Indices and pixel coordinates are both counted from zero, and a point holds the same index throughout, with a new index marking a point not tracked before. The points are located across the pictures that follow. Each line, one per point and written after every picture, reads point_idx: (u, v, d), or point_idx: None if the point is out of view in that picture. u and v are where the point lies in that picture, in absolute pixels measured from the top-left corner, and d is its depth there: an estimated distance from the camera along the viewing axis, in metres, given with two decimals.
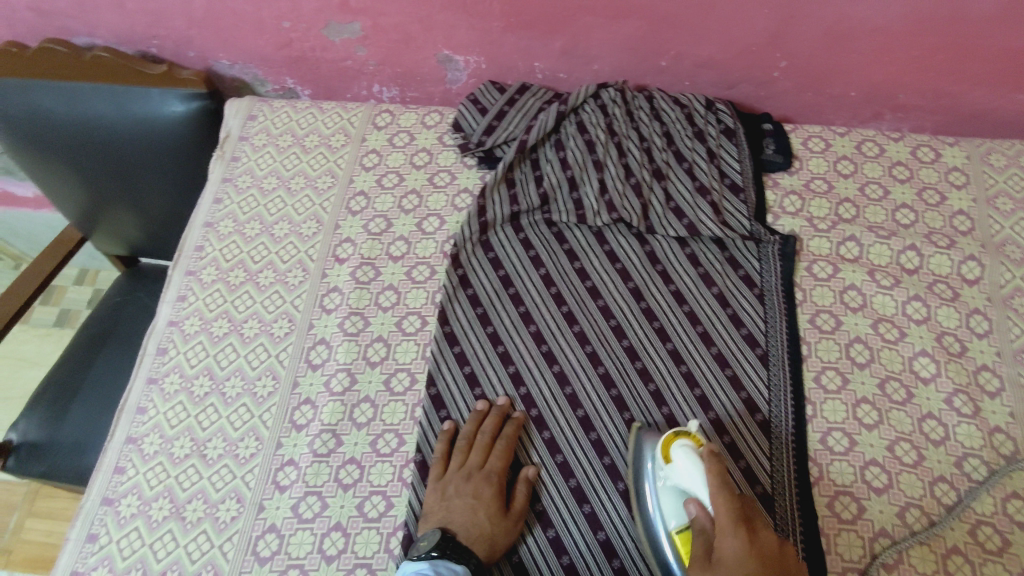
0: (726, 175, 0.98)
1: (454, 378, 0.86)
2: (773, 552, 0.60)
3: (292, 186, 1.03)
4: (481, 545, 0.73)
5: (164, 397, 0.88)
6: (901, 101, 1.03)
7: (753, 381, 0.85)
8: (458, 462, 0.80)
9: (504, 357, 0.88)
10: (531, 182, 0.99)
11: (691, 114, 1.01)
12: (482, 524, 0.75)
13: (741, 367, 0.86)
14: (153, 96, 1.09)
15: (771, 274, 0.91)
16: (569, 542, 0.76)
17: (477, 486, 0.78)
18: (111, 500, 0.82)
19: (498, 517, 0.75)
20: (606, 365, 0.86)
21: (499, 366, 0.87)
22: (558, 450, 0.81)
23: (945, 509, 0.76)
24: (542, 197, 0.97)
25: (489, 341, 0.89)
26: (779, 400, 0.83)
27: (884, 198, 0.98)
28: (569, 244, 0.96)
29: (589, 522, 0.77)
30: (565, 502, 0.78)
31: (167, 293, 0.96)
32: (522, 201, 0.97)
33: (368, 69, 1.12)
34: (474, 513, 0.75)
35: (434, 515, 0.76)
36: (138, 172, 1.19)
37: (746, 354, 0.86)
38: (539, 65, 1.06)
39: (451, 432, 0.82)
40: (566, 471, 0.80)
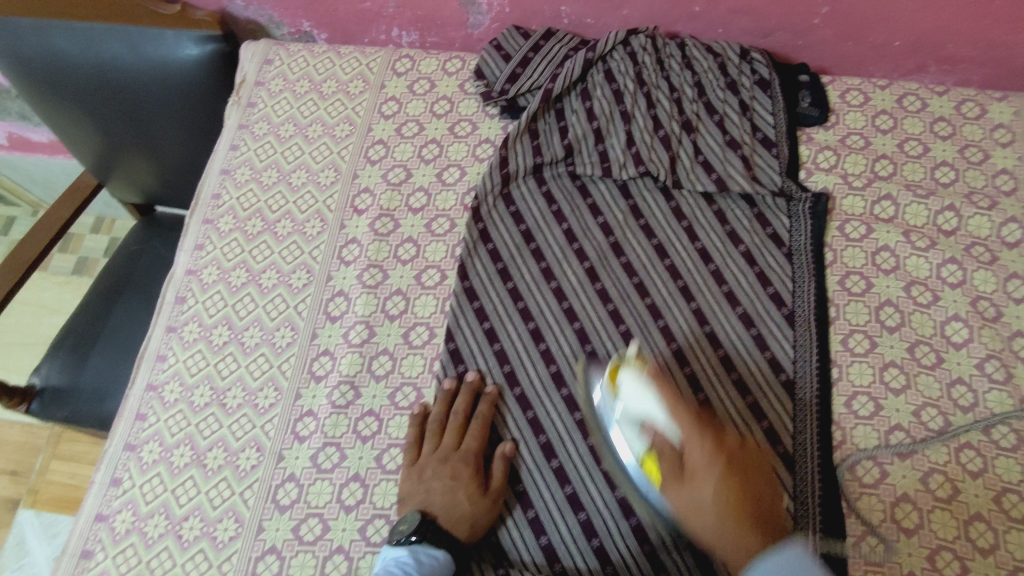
0: (759, 129, 0.93)
1: (474, 333, 0.85)
2: (736, 456, 0.67)
3: (310, 134, 1.01)
4: (463, 526, 0.73)
5: (184, 345, 0.88)
6: (948, 53, 0.97)
7: (778, 342, 0.83)
8: (432, 445, 0.78)
9: (524, 313, 0.86)
10: (556, 133, 0.95)
11: (724, 64, 0.96)
12: (462, 505, 0.74)
13: (766, 327, 0.84)
14: (167, 38, 1.05)
15: (801, 234, 0.88)
16: (586, 498, 0.76)
17: (455, 466, 0.76)
18: (133, 446, 0.82)
19: (477, 495, 0.75)
20: (628, 322, 0.85)
21: (519, 322, 0.86)
22: (577, 407, 0.80)
23: (970, 476, 0.75)
24: (566, 149, 0.94)
25: (509, 296, 0.87)
26: (804, 359, 0.81)
27: (923, 155, 0.93)
28: (593, 198, 0.93)
29: (607, 478, 0.76)
30: (583, 458, 0.78)
31: (184, 241, 0.95)
32: (546, 152, 0.94)
33: (387, 12, 1.07)
34: (453, 494, 0.74)
35: (411, 500, 0.75)
36: (153, 117, 1.16)
37: (771, 314, 0.84)
38: (565, 9, 1.01)
39: (422, 415, 0.80)
40: (585, 428, 0.79)
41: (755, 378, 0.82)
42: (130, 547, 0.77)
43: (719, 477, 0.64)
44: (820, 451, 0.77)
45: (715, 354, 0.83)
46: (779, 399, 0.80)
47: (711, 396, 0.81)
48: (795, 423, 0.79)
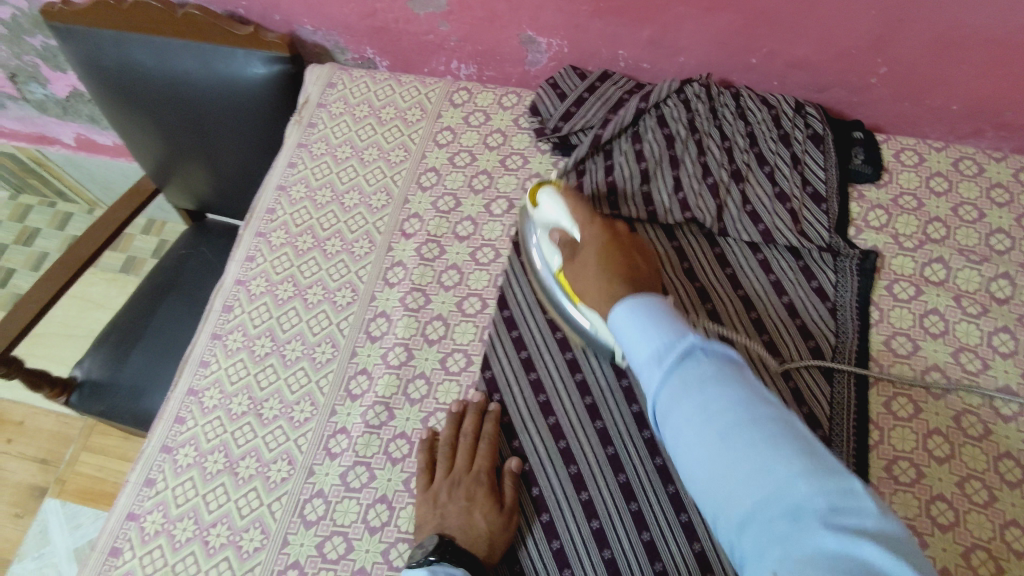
0: (809, 182, 0.93)
1: (511, 363, 0.85)
2: (625, 237, 0.81)
3: (365, 157, 1.04)
4: (481, 546, 0.71)
5: (227, 353, 0.90)
6: (1008, 119, 0.96)
7: (816, 397, 0.81)
8: (443, 469, 0.77)
9: (562, 343, 0.86)
10: (603, 168, 0.96)
11: (778, 116, 0.97)
12: (479, 525, 0.73)
13: (805, 380, 0.82)
14: (238, 56, 1.11)
15: (846, 290, 0.87)
16: (613, 536, 0.74)
17: (468, 488, 0.75)
18: (170, 448, 0.84)
19: (495, 515, 0.73)
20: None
21: (555, 352, 0.85)
22: (609, 442, 0.79)
23: (1015, 556, 0.72)
24: (613, 185, 0.94)
25: (547, 326, 0.87)
26: (843, 417, 0.79)
27: (978, 221, 0.92)
28: (636, 237, 0.93)
29: (635, 522, 0.74)
30: (613, 497, 0.76)
31: (236, 252, 0.98)
32: (593, 188, 0.95)
33: (449, 45, 1.11)
34: (470, 515, 0.73)
35: (428, 523, 0.74)
36: (215, 130, 1.21)
37: (813, 368, 0.83)
38: (622, 53, 1.03)
39: (431, 440, 0.80)
40: (617, 465, 0.77)
41: None
42: (157, 548, 0.78)
43: (602, 241, 0.80)
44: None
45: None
46: None
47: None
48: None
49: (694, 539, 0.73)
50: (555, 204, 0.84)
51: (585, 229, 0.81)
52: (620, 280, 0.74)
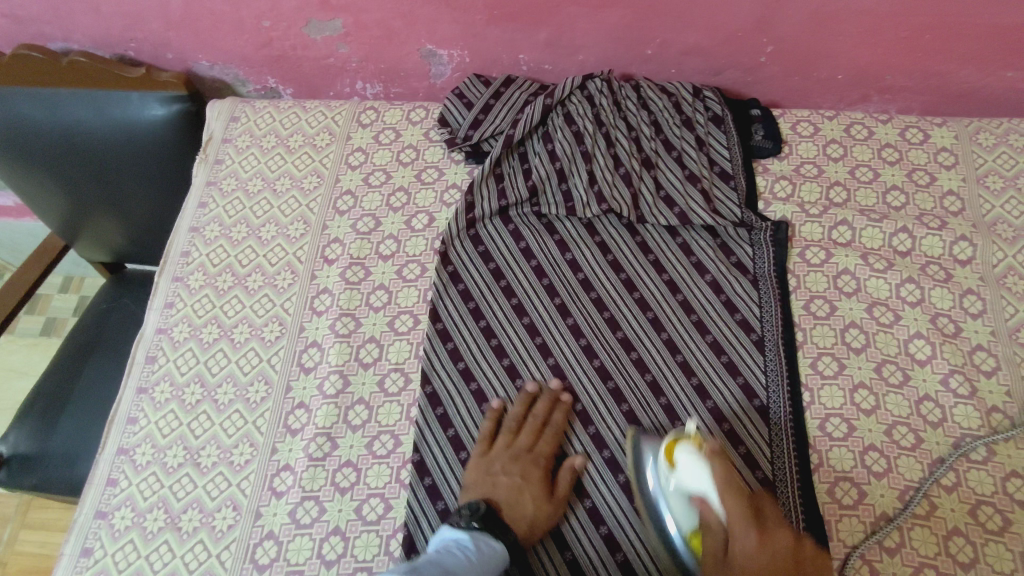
0: (715, 163, 0.97)
1: (449, 375, 0.85)
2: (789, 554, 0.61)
3: (278, 187, 1.02)
4: (524, 525, 0.74)
5: (156, 406, 0.87)
6: (889, 83, 1.03)
7: (749, 368, 0.84)
8: (505, 442, 0.81)
9: (498, 350, 0.87)
10: (519, 175, 0.97)
11: (679, 103, 1.00)
12: (527, 506, 0.76)
13: (737, 354, 0.85)
14: (133, 99, 1.08)
15: (764, 261, 0.91)
16: (572, 537, 0.76)
17: (525, 467, 0.78)
18: (104, 513, 0.80)
19: (540, 501, 0.76)
20: (601, 358, 0.86)
21: (493, 360, 0.87)
22: (557, 445, 0.81)
23: (945, 491, 0.76)
24: (531, 190, 0.96)
25: (482, 335, 0.88)
26: (776, 383, 0.83)
27: (874, 180, 0.97)
28: (560, 235, 0.95)
29: (591, 517, 0.77)
30: (566, 498, 0.78)
31: (154, 300, 0.95)
32: (511, 194, 0.96)
33: (351, 66, 1.10)
34: (520, 493, 0.76)
35: (478, 489, 0.77)
36: (120, 178, 1.17)
37: (741, 340, 0.86)
38: (523, 57, 1.05)
39: (500, 414, 0.83)
40: (566, 466, 0.80)
41: (731, 406, 0.82)
42: None
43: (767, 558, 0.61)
44: (798, 470, 0.77)
45: (689, 382, 0.84)
46: (756, 424, 0.81)
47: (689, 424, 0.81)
48: (772, 448, 0.79)
49: None
50: (697, 472, 0.68)
51: (740, 540, 0.62)
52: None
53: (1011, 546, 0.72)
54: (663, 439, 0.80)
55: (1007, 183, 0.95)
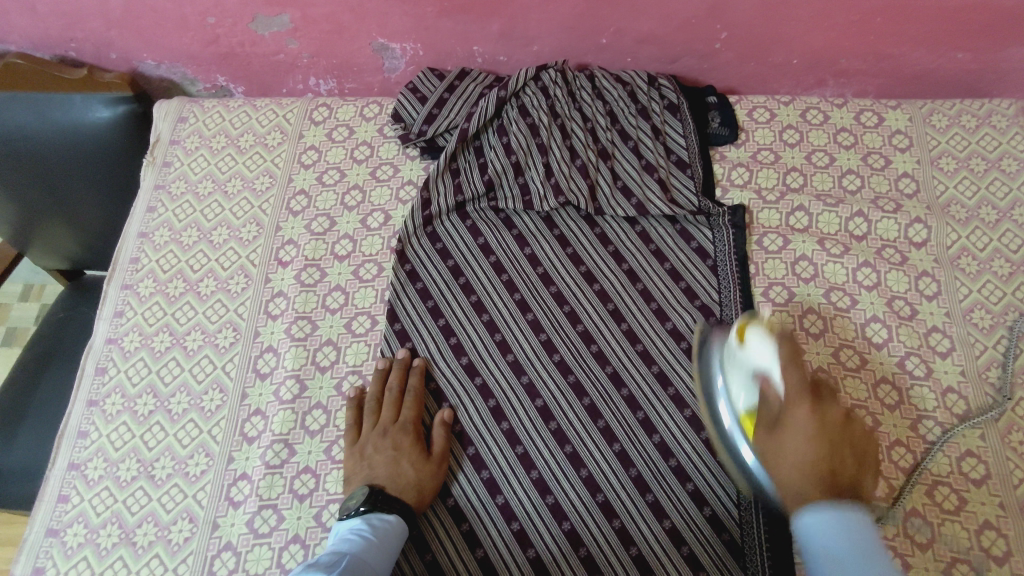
0: (672, 151, 0.96)
1: None
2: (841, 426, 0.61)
3: (229, 190, 0.99)
4: (412, 492, 0.75)
5: (107, 419, 0.84)
6: (843, 67, 1.03)
7: None
8: (370, 422, 0.80)
9: (457, 348, 0.86)
10: (475, 170, 0.96)
11: (634, 91, 0.99)
12: (407, 472, 0.76)
13: None
14: (76, 101, 1.05)
15: (724, 244, 0.90)
16: (534, 534, 0.76)
17: (396, 437, 0.78)
18: (55, 531, 0.78)
19: (421, 463, 0.77)
20: (561, 352, 0.85)
21: (452, 358, 0.86)
22: (518, 441, 0.80)
23: (905, 473, 0.76)
24: (487, 184, 0.95)
25: (441, 334, 0.87)
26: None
27: (830, 165, 0.97)
28: (519, 229, 0.94)
29: (553, 513, 0.76)
30: (528, 495, 0.77)
31: (103, 310, 0.92)
32: (468, 189, 0.95)
33: (302, 62, 1.08)
34: (397, 464, 0.76)
35: (357, 476, 0.76)
36: (66, 184, 1.13)
37: (702, 326, 0.86)
38: (477, 49, 1.03)
39: (358, 398, 0.82)
40: (527, 462, 0.79)
41: (692, 392, 0.82)
42: None
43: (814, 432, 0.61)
44: None
45: (650, 371, 0.83)
46: None
47: (650, 413, 0.81)
48: None
49: (612, 517, 0.76)
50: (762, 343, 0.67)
51: (786, 378, 0.64)
52: (810, 400, 0.62)
53: (966, 525, 0.74)
54: (624, 431, 0.80)
55: (960, 164, 0.96)
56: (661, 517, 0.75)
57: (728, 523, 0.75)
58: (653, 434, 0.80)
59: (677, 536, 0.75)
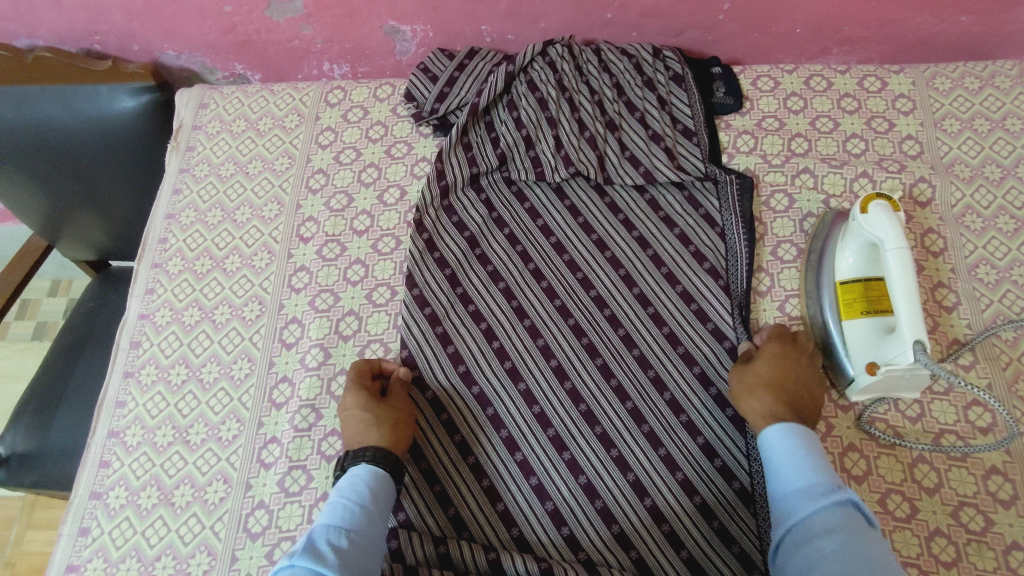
0: (678, 122, 0.98)
1: (426, 338, 0.87)
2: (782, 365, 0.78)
3: (250, 171, 1.03)
4: (369, 432, 0.77)
5: (143, 389, 0.89)
6: (846, 34, 1.04)
7: (719, 313, 0.86)
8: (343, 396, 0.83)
9: (475, 315, 0.89)
10: (487, 144, 0.99)
11: (640, 64, 1.01)
12: (363, 417, 0.78)
13: (706, 301, 0.87)
14: (103, 92, 1.09)
15: (731, 212, 0.92)
16: (552, 488, 0.79)
17: (349, 396, 0.81)
18: (99, 494, 0.82)
19: (376, 403, 0.79)
20: (576, 316, 0.88)
21: (470, 323, 0.89)
22: (535, 401, 0.83)
23: (910, 422, 0.79)
24: (500, 158, 0.98)
25: (459, 301, 0.90)
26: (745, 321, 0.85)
27: (834, 130, 0.99)
28: (531, 202, 0.97)
29: (570, 468, 0.79)
30: (546, 451, 0.81)
31: (135, 287, 0.97)
32: (481, 162, 0.98)
33: (316, 48, 1.11)
34: (354, 416, 0.79)
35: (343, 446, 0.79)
36: (95, 173, 1.17)
37: (709, 287, 0.88)
38: (485, 28, 1.06)
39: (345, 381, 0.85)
40: (544, 421, 0.82)
41: (702, 351, 0.84)
42: None
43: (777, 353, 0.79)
44: None
45: (661, 332, 0.86)
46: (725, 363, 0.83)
47: (661, 372, 0.83)
48: None
49: (627, 470, 0.79)
50: (884, 222, 0.77)
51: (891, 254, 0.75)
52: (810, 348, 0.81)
53: (973, 470, 0.75)
54: (636, 388, 0.83)
55: (964, 125, 0.97)
56: (675, 470, 0.78)
57: (740, 474, 0.77)
58: (665, 390, 0.83)
59: (690, 487, 0.77)
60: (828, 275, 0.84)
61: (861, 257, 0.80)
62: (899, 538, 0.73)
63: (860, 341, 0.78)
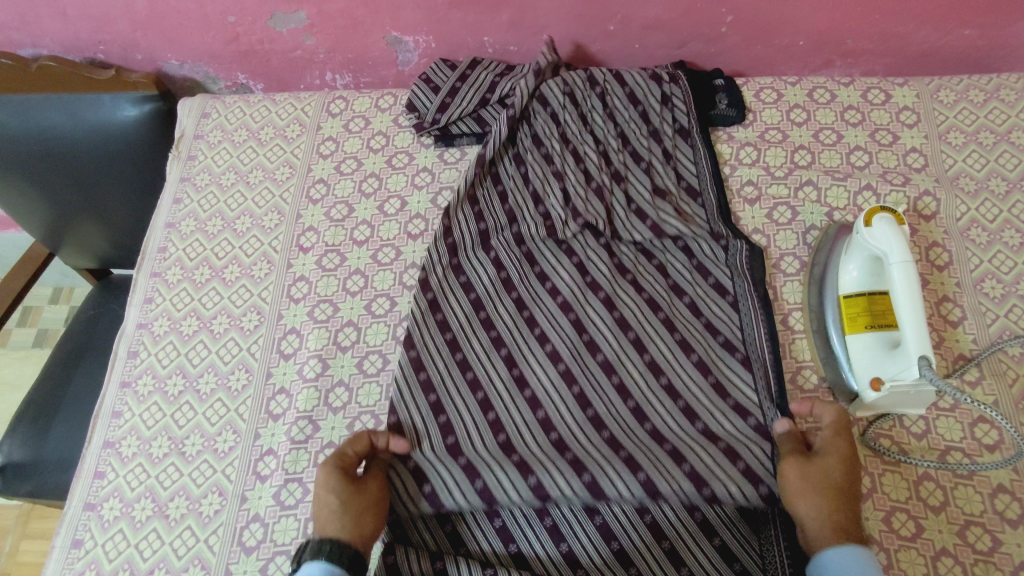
0: (682, 180, 0.95)
1: (420, 408, 0.81)
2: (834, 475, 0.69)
3: (250, 180, 1.03)
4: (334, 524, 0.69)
5: (139, 399, 0.88)
6: (850, 47, 1.04)
7: (740, 390, 0.79)
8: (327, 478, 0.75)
9: (473, 383, 0.83)
10: (495, 201, 0.96)
11: (646, 113, 0.99)
12: (333, 506, 0.71)
13: (722, 374, 0.80)
14: (105, 101, 1.08)
15: (742, 280, 0.86)
16: (554, 495, 0.76)
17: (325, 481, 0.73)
18: (93, 505, 0.81)
19: (349, 490, 0.71)
20: (580, 383, 0.81)
21: (466, 393, 0.82)
22: (539, 407, 0.80)
23: (915, 438, 0.78)
24: (508, 214, 0.95)
25: (457, 369, 0.84)
26: (770, 400, 0.77)
27: (838, 142, 0.98)
28: (538, 265, 0.91)
29: (573, 467, 0.75)
30: (546, 453, 0.77)
31: (134, 296, 0.96)
32: (489, 219, 0.95)
33: (319, 58, 1.11)
34: (325, 504, 0.71)
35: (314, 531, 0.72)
36: (97, 182, 1.17)
37: (724, 361, 0.81)
38: (488, 39, 1.06)
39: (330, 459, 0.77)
40: (547, 426, 0.79)
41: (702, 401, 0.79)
42: None
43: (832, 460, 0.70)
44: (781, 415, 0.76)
45: (676, 406, 0.79)
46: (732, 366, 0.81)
47: (677, 444, 0.76)
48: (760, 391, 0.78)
49: (637, 471, 0.73)
50: (887, 235, 0.76)
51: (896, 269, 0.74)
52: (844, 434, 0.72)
53: (979, 488, 0.74)
54: (649, 459, 0.74)
55: (969, 138, 0.97)
56: (681, 462, 0.74)
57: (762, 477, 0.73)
58: (666, 442, 0.76)
59: (692, 502, 0.74)
60: (831, 289, 0.83)
61: (864, 271, 0.80)
62: (905, 558, 0.71)
63: (862, 356, 0.77)
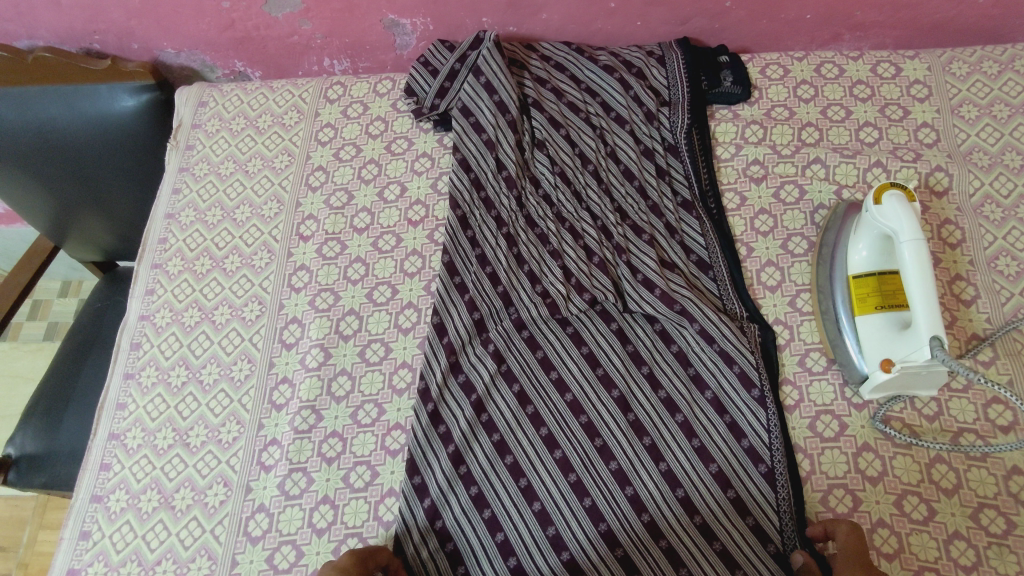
0: (690, 252, 0.88)
1: (421, 522, 0.75)
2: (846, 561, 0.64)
3: (249, 169, 1.02)
4: None
5: (143, 391, 0.88)
6: (859, 19, 1.01)
7: (762, 510, 0.73)
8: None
9: (478, 500, 0.76)
10: (485, 283, 0.88)
11: (643, 186, 0.92)
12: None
13: (745, 488, 0.74)
14: (102, 92, 1.08)
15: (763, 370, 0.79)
16: (569, 536, 0.74)
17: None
18: (100, 497, 0.82)
19: None
20: (592, 495, 0.75)
21: (472, 510, 0.76)
22: (535, 497, 0.76)
23: (927, 421, 0.76)
24: (502, 298, 0.87)
25: (460, 483, 0.77)
26: (792, 528, 0.72)
27: (846, 118, 0.96)
28: (542, 351, 0.84)
29: (590, 515, 0.75)
30: (565, 497, 0.76)
31: (135, 288, 0.96)
32: (483, 305, 0.86)
33: (316, 43, 1.10)
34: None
35: None
36: (97, 175, 1.16)
37: (748, 471, 0.75)
38: (486, 20, 1.04)
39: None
40: (566, 466, 0.77)
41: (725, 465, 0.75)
42: None
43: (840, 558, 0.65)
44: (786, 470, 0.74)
45: (692, 521, 0.73)
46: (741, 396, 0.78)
47: (710, 520, 0.73)
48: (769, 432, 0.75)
49: (642, 510, 0.74)
50: (898, 212, 0.74)
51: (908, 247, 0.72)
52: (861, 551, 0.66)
53: (993, 470, 0.72)
54: None
55: (982, 112, 0.94)
56: (693, 512, 0.74)
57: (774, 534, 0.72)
58: (678, 487, 0.75)
59: (709, 532, 0.73)
60: (840, 269, 0.81)
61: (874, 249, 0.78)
62: (916, 541, 0.70)
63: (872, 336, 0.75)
